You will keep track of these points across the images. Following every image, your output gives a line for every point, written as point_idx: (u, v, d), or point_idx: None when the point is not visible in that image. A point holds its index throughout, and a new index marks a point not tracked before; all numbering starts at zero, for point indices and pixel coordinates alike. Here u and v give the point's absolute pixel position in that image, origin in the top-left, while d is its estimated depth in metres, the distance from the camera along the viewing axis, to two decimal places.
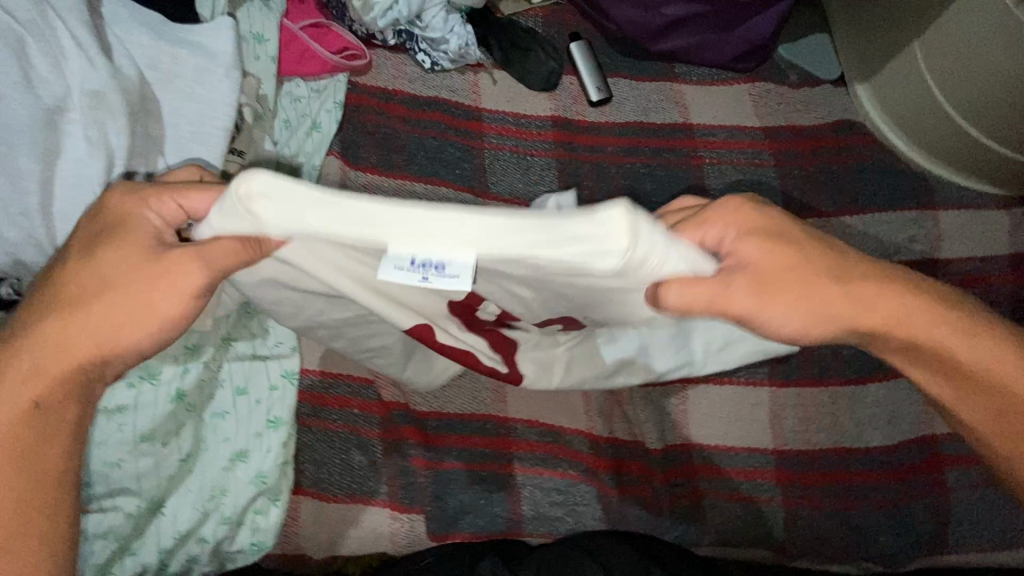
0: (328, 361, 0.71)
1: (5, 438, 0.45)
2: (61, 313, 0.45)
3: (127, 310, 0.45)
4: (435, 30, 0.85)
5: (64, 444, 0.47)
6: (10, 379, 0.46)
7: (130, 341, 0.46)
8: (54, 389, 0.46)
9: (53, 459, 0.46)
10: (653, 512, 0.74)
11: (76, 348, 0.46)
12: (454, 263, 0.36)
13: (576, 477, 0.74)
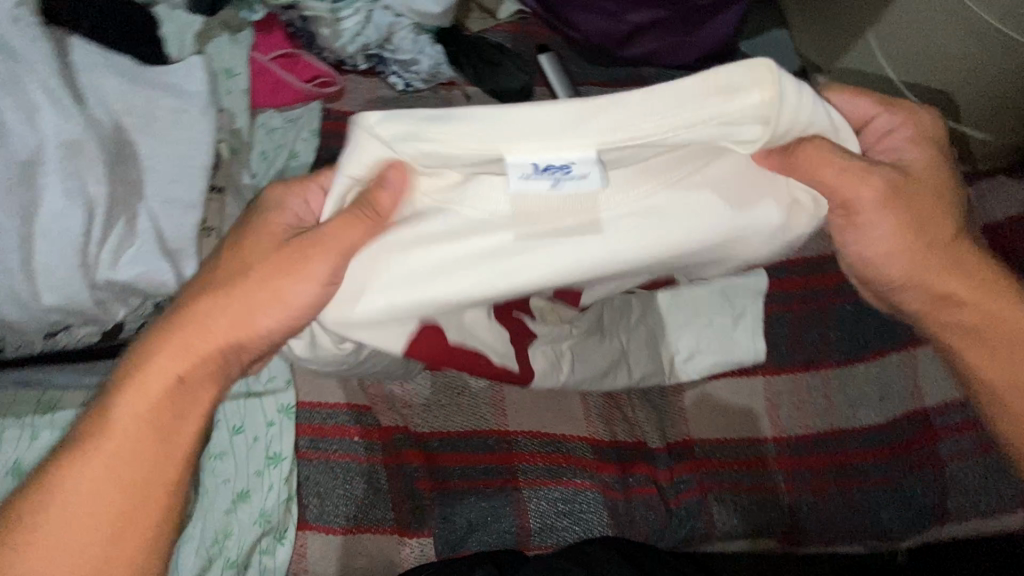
0: (324, 392, 0.70)
1: (151, 411, 0.50)
2: (217, 297, 0.51)
3: (261, 299, 0.50)
4: (406, 52, 0.86)
5: (197, 423, 0.52)
6: (161, 356, 0.51)
7: (265, 328, 0.50)
8: (198, 367, 0.51)
9: (188, 436, 0.52)
10: (659, 511, 0.75)
11: (211, 337, 0.51)
12: (577, 163, 0.42)
13: (582, 484, 0.74)
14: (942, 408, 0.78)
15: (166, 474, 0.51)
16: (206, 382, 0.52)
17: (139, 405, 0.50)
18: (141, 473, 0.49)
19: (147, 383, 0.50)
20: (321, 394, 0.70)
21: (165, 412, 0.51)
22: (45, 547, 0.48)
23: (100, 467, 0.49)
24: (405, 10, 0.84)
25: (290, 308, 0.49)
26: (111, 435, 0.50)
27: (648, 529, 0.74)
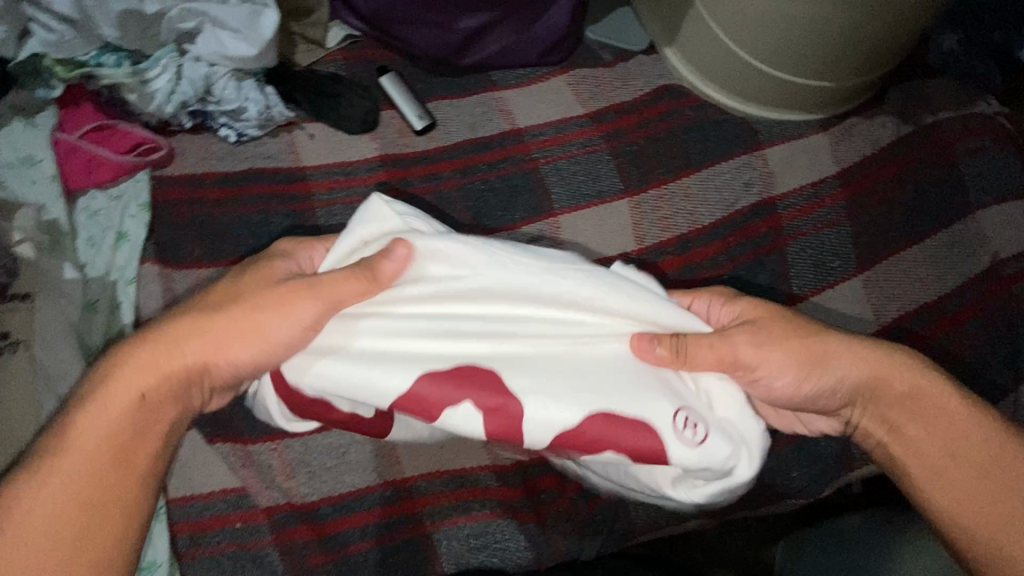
0: (192, 483, 0.66)
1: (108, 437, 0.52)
2: (195, 318, 0.55)
3: (240, 326, 0.55)
4: (230, 101, 0.81)
5: (158, 440, 0.54)
6: (121, 374, 0.53)
7: (241, 354, 0.55)
8: (159, 385, 0.54)
9: (147, 452, 0.54)
10: (575, 524, 0.74)
11: (183, 355, 0.54)
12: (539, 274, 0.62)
13: (492, 514, 0.72)
14: None
15: (134, 471, 0.53)
16: (164, 401, 0.55)
17: (107, 419, 0.52)
18: (98, 494, 0.51)
19: (114, 393, 0.53)
20: (194, 485, 0.66)
21: (124, 430, 0.53)
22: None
23: (47, 488, 0.50)
24: (218, 59, 0.80)
25: (278, 343, 0.55)
26: (82, 445, 0.51)
27: (568, 545, 0.73)
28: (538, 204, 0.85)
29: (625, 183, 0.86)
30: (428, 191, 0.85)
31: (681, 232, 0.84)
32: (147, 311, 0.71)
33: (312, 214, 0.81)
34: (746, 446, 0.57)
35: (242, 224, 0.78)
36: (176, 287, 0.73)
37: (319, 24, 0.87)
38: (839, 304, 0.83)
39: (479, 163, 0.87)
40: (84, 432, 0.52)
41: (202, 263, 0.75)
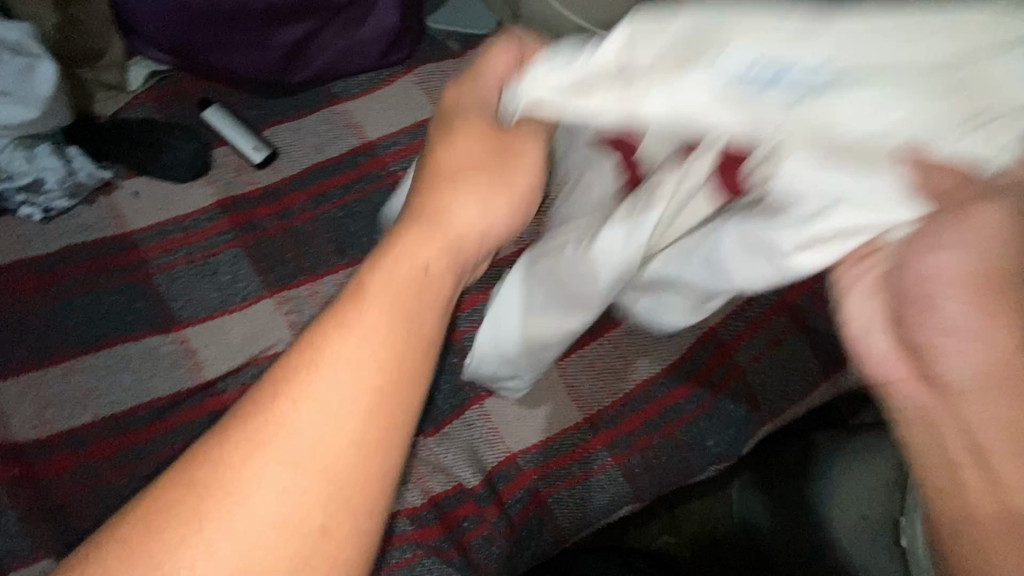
0: None
1: (383, 347, 0.39)
2: (427, 220, 0.45)
3: (423, 242, 0.44)
4: (23, 175, 0.71)
5: (374, 374, 0.38)
6: (383, 270, 0.42)
7: (497, 217, 0.47)
8: (432, 275, 0.43)
9: (417, 337, 0.41)
10: (501, 544, 0.73)
11: (416, 257, 0.43)
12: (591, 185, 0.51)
13: (415, 556, 0.70)
14: (722, 323, 0.80)
15: (359, 483, 0.37)
16: (422, 298, 0.42)
17: (337, 426, 0.37)
18: (341, 462, 0.36)
19: (393, 269, 0.42)
20: None
21: (398, 349, 0.39)
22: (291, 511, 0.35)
23: (322, 421, 0.37)
24: None
25: (519, 191, 0.48)
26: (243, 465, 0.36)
27: (495, 568, 0.72)
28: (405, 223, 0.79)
29: None
30: (280, 229, 0.76)
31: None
32: None
33: (151, 283, 0.72)
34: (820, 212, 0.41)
35: (72, 313, 0.69)
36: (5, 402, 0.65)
37: (115, 66, 0.78)
38: None
39: (334, 188, 0.79)
40: (305, 424, 0.36)
41: (30, 368, 0.66)
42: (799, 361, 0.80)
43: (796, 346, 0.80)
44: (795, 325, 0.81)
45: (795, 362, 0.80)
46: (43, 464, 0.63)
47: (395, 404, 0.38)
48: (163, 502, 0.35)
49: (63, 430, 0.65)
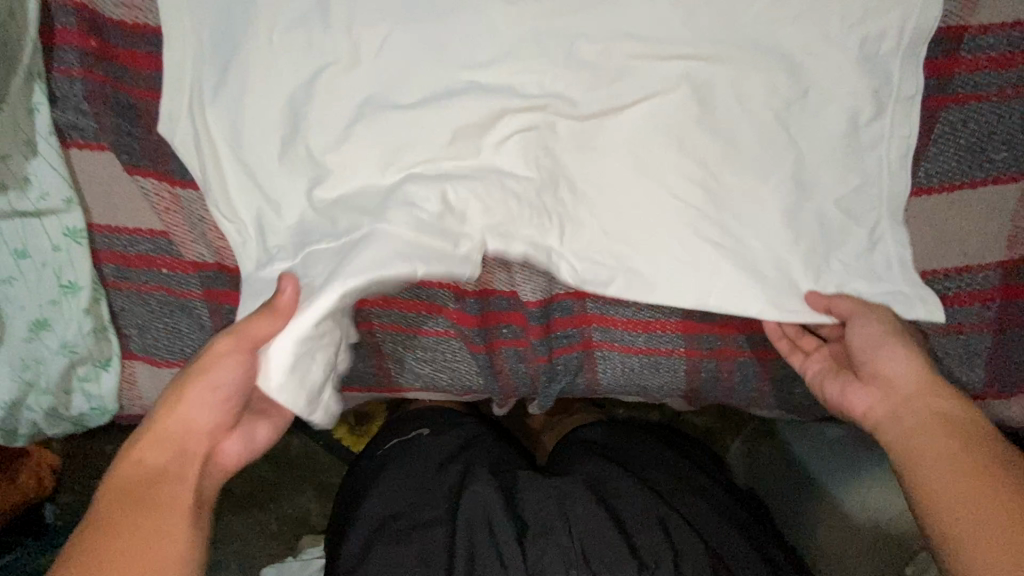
0: (118, 213, 0.59)
1: (926, 397, 0.52)
2: (936, 380, 0.52)
3: (935, 399, 0.51)
4: None
5: (955, 400, 0.51)
6: (889, 362, 0.54)
7: (975, 413, 0.50)
8: (924, 399, 0.52)
9: (960, 415, 0.50)
10: (531, 368, 0.68)
11: (933, 402, 0.51)
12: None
13: (445, 333, 0.66)
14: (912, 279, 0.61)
15: (965, 418, 0.50)
16: (964, 403, 0.51)
17: (953, 453, 0.48)
18: (971, 429, 0.49)
19: (178, 424, 0.50)
20: (119, 217, 0.59)
21: (921, 391, 0.52)
22: (917, 401, 0.52)
23: (914, 366, 0.53)
24: None
25: None
26: (144, 457, 0.49)
27: (517, 380, 0.69)
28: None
29: None
30: None
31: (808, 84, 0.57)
32: None
33: None
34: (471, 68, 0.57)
35: None
36: None
37: None
38: (959, 217, 0.59)
39: None
40: (158, 492, 0.48)
41: None
42: (955, 365, 0.63)
43: (968, 348, 0.62)
44: (990, 327, 0.62)
45: (960, 363, 0.63)
46: (123, 52, 0.56)
47: (860, 320, 0.56)
48: (112, 507, 0.47)
49: (148, 24, 0.56)
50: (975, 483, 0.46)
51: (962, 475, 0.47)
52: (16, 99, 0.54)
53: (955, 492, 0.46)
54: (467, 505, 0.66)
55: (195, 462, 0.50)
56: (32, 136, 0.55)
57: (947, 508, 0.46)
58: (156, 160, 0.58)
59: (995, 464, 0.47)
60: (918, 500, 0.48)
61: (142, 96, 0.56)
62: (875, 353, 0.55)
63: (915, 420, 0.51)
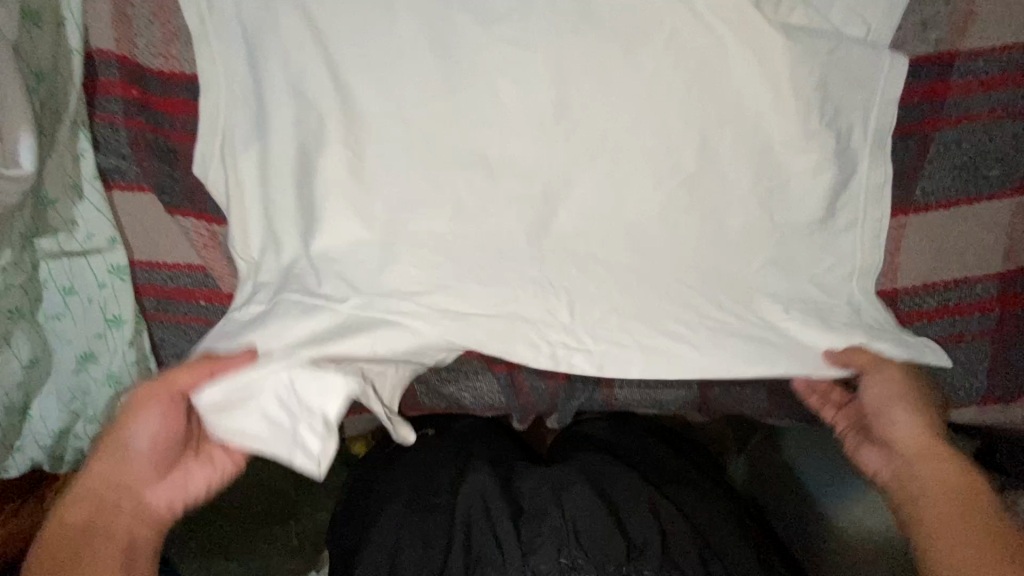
0: (158, 250, 0.62)
1: (925, 456, 0.56)
2: (936, 438, 0.56)
3: (937, 458, 0.55)
4: None
5: (956, 463, 0.54)
6: (894, 417, 0.58)
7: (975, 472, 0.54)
8: (927, 455, 0.55)
9: (959, 475, 0.54)
10: (549, 383, 0.71)
11: (932, 458, 0.55)
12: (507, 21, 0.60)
13: (467, 352, 0.69)
14: (914, 292, 0.63)
15: (965, 478, 0.54)
16: (964, 464, 0.54)
17: (948, 511, 0.52)
18: (971, 492, 0.53)
19: (136, 470, 0.54)
20: (159, 253, 0.62)
21: (920, 446, 0.56)
22: (918, 460, 0.56)
23: (916, 425, 0.57)
24: None
25: None
26: (66, 517, 0.52)
27: (537, 396, 0.72)
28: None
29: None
30: None
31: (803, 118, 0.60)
32: (96, 36, 0.58)
33: None
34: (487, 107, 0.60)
35: None
36: (132, 16, 0.58)
37: None
38: (954, 232, 0.62)
39: None
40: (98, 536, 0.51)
41: None
42: (957, 373, 0.65)
43: (969, 357, 0.65)
44: (989, 335, 0.64)
45: (964, 371, 0.65)
46: (161, 99, 0.59)
47: (875, 380, 0.59)
48: (37, 569, 0.49)
49: (184, 73, 0.60)
50: (965, 539, 0.50)
51: (948, 533, 0.51)
52: (63, 148, 0.58)
53: (949, 547, 0.50)
54: (465, 499, 0.70)
55: (127, 503, 0.54)
56: (78, 180, 0.58)
57: (938, 566, 0.50)
58: (193, 199, 0.61)
59: (992, 523, 0.50)
60: (916, 553, 0.52)
61: (179, 140, 0.60)
62: (884, 410, 0.58)
63: (910, 466, 0.56)
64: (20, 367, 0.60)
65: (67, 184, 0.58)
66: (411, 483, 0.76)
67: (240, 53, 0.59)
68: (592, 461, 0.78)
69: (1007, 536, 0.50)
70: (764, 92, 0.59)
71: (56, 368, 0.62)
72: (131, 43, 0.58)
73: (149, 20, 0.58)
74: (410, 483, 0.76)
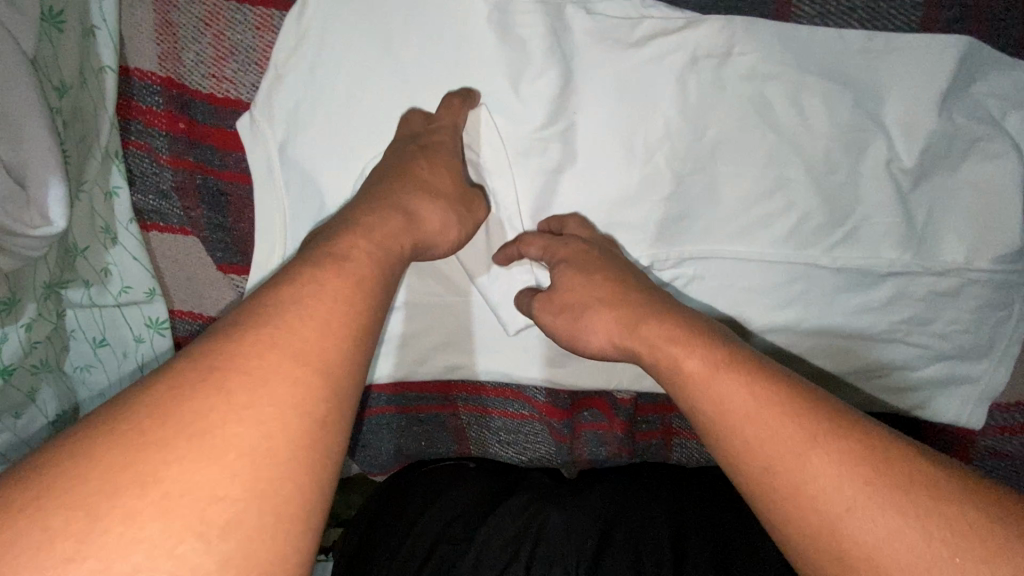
0: (201, 302, 0.54)
1: (630, 312, 0.43)
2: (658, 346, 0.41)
3: (701, 384, 0.37)
4: None
5: (736, 378, 0.36)
6: (590, 299, 0.46)
7: (751, 410, 0.34)
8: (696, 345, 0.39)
9: (785, 437, 0.33)
10: (612, 454, 0.67)
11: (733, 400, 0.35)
12: (631, 79, 0.49)
13: (530, 416, 0.65)
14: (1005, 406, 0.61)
15: (791, 446, 0.33)
16: (818, 438, 0.32)
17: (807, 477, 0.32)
18: (782, 462, 0.33)
19: (371, 267, 0.36)
20: (203, 304, 0.54)
21: (724, 363, 0.37)
22: (715, 395, 0.36)
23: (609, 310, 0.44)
24: None
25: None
26: (356, 219, 0.39)
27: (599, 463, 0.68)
28: (771, 18, 0.48)
29: (924, 25, 0.48)
30: None
31: (954, 246, 0.51)
32: (135, 51, 0.47)
33: None
34: (592, 175, 0.52)
35: None
36: (181, 24, 0.46)
37: None
38: None
39: None
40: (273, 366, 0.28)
41: None
42: None
43: None
44: None
45: None
46: (211, 130, 0.49)
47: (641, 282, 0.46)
48: (306, 297, 0.32)
49: (239, 99, 0.49)
50: (813, 479, 0.31)
51: (802, 497, 0.32)
52: (92, 184, 0.48)
53: (818, 472, 0.31)
54: (479, 537, 0.54)
55: (422, 225, 0.43)
56: (110, 223, 0.49)
57: (827, 502, 0.31)
58: (245, 250, 0.53)
59: (875, 477, 0.30)
60: (799, 511, 0.32)
61: (232, 180, 0.51)
62: (575, 313, 0.46)
63: (715, 354, 0.38)
64: (43, 428, 0.53)
65: (98, 226, 0.49)
66: (429, 509, 0.57)
67: (300, 92, 0.48)
68: (643, 502, 0.58)
69: (891, 463, 0.31)
70: (921, 195, 0.51)
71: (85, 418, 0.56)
72: (178, 59, 0.47)
73: (198, 30, 0.47)
74: (427, 515, 0.56)
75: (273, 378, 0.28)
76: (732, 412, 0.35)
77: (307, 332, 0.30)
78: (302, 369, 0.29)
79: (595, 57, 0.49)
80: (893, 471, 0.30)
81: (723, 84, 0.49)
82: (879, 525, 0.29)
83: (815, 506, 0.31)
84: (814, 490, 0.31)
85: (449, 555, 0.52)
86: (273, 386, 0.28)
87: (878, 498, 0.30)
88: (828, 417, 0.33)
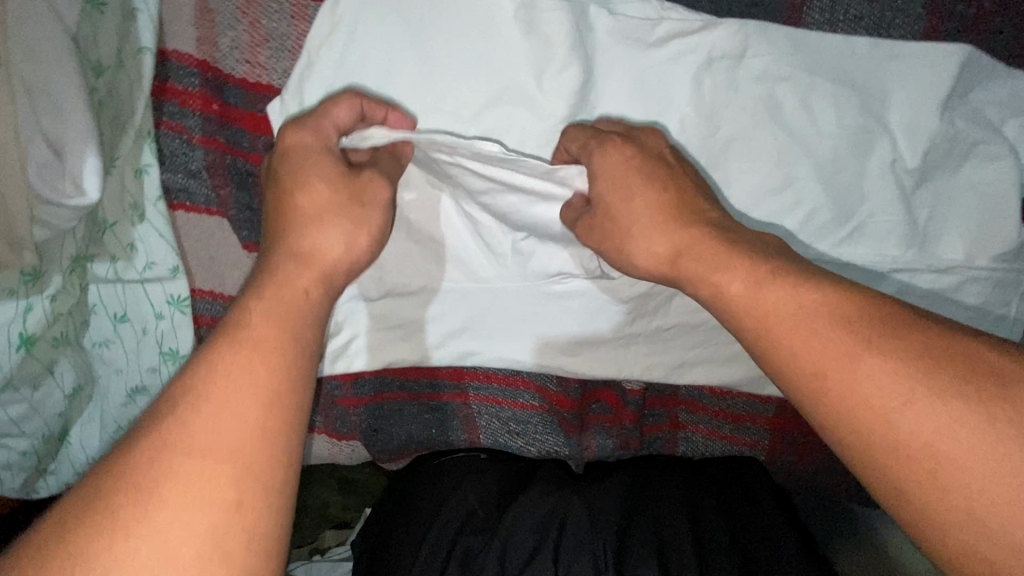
0: (223, 282, 0.55)
1: (672, 229, 0.43)
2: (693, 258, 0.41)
3: (747, 292, 0.38)
4: None
5: (783, 283, 0.37)
6: (634, 214, 0.43)
7: (802, 317, 0.35)
8: (734, 255, 0.40)
9: (838, 338, 0.34)
10: (618, 447, 0.68)
11: (780, 304, 0.36)
12: (648, 77, 0.51)
13: (539, 408, 0.66)
14: None
15: (846, 344, 0.33)
16: (874, 332, 0.33)
17: (861, 373, 0.32)
18: (834, 358, 0.33)
19: (277, 326, 0.34)
20: (224, 283, 0.55)
21: (767, 269, 0.38)
22: (763, 305, 0.37)
23: (653, 228, 0.43)
24: None
25: None
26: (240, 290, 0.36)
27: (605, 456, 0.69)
28: (783, 23, 0.51)
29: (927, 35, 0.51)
30: None
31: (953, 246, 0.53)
32: (172, 35, 0.48)
33: None
34: None
35: None
36: (219, 11, 0.48)
37: None
38: None
39: None
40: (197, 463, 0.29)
41: None
42: None
43: None
44: None
45: None
46: (242, 114, 0.51)
47: (686, 200, 0.44)
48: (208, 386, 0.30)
49: (271, 85, 0.51)
50: (865, 373, 0.32)
51: (856, 394, 0.32)
52: (123, 162, 0.49)
53: (873, 367, 0.32)
54: (506, 524, 0.55)
55: (315, 260, 0.38)
56: (139, 200, 0.50)
57: (882, 395, 0.32)
58: None
59: (926, 365, 0.32)
60: (856, 407, 0.32)
61: (260, 163, 0.52)
62: (622, 232, 0.43)
63: (751, 262, 0.39)
64: (59, 400, 0.55)
65: (127, 203, 0.50)
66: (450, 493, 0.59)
67: (329, 78, 0.50)
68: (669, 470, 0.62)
69: (941, 353, 0.32)
70: (923, 196, 0.53)
71: (100, 396, 0.57)
72: (214, 44, 0.49)
73: (235, 17, 0.49)
74: (453, 494, 0.58)
75: (181, 474, 0.28)
76: (778, 319, 0.36)
77: (211, 428, 0.29)
78: (216, 466, 0.29)
79: (615, 56, 0.51)
80: (928, 346, 0.32)
81: (735, 84, 0.51)
82: (926, 416, 0.31)
83: (865, 403, 0.32)
84: (860, 379, 0.32)
85: (472, 546, 0.53)
86: (191, 492, 0.28)
87: (931, 386, 0.31)
88: (876, 319, 0.34)
